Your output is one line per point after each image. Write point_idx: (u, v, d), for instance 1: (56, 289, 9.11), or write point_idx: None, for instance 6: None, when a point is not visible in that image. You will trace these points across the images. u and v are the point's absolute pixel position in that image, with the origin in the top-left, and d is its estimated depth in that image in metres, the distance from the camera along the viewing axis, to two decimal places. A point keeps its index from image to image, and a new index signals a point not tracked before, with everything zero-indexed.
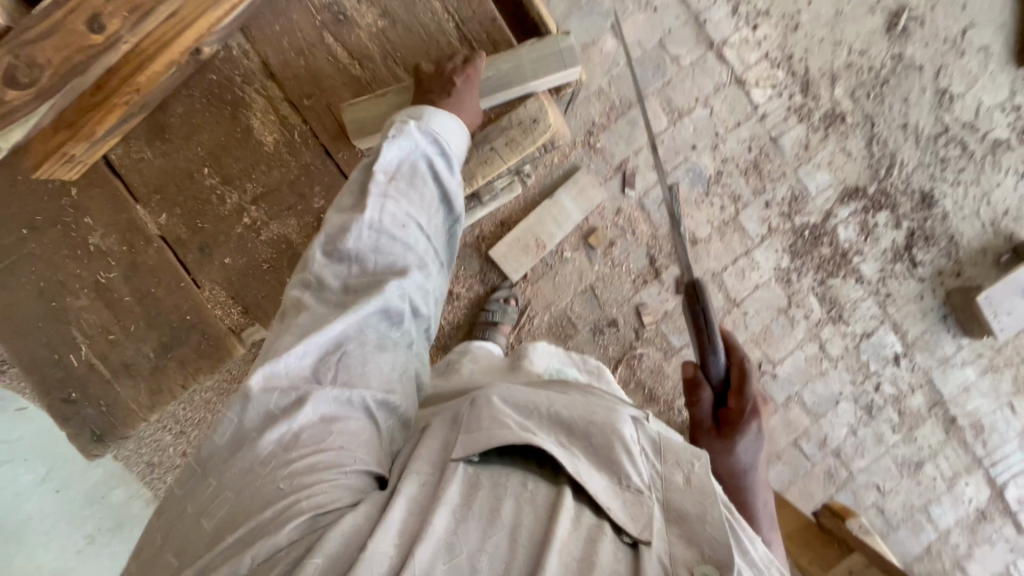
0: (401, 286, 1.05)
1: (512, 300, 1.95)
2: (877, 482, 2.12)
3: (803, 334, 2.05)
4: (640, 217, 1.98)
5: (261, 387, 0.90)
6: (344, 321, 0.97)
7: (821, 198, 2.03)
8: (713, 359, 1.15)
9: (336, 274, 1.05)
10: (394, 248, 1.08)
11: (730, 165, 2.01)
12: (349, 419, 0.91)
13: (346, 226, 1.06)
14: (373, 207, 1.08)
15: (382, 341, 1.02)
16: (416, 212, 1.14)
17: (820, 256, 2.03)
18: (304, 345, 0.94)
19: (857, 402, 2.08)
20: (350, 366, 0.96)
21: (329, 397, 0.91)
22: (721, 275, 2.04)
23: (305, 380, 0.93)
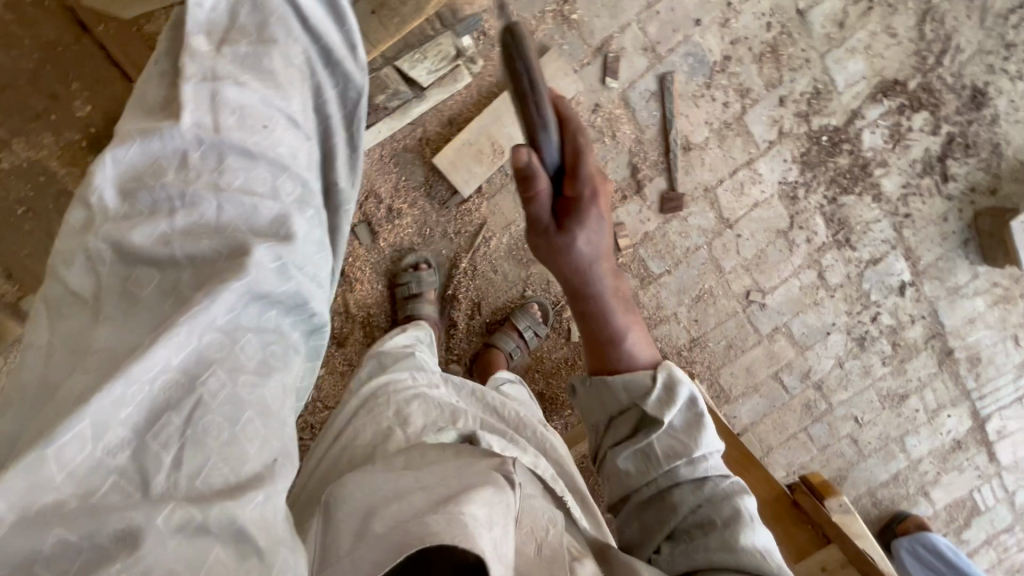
0: (281, 259, 0.47)
1: (424, 265, 1.62)
2: (856, 414, 1.98)
3: (801, 260, 1.78)
4: (623, 116, 1.60)
5: (6, 506, 0.33)
6: (187, 344, 0.41)
7: (849, 94, 1.65)
8: (539, 133, 0.70)
9: (147, 233, 0.46)
10: (255, 176, 0.50)
11: (742, 48, 1.59)
12: (215, 550, 0.36)
13: (147, 136, 0.49)
14: (196, 92, 0.51)
15: (270, 363, 0.45)
16: (284, 97, 0.54)
17: (836, 168, 1.69)
18: (111, 389, 0.38)
19: (849, 333, 1.87)
20: (205, 439, 0.39)
21: (177, 509, 0.36)
22: (716, 190, 1.69)
23: (121, 463, 0.37)
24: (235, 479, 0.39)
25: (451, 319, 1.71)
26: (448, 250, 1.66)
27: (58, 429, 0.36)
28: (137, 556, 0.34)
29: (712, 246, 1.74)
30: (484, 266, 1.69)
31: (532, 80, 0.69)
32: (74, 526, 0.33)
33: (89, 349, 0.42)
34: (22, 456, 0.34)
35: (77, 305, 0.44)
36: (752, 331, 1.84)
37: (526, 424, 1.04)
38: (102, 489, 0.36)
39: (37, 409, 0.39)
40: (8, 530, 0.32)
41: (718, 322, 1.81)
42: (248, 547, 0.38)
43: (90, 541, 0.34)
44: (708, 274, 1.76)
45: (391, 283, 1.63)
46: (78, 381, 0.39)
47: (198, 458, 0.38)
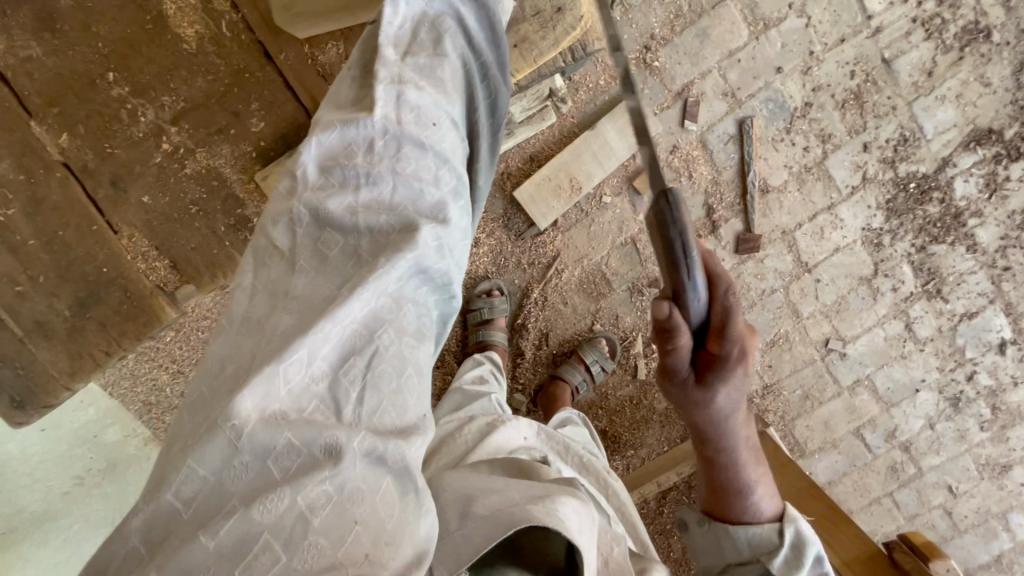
0: (439, 239, 0.65)
1: (496, 291, 1.68)
2: (950, 482, 1.81)
3: (887, 310, 1.70)
4: (700, 157, 1.63)
5: (254, 406, 0.51)
6: (369, 301, 0.59)
7: (939, 142, 1.61)
8: (688, 296, 0.70)
9: (339, 203, 0.64)
10: (422, 163, 0.68)
11: (824, 95, 1.60)
12: (385, 480, 0.52)
13: (346, 123, 0.68)
14: (386, 92, 0.70)
15: (422, 331, 0.63)
16: (447, 102, 0.74)
17: (925, 216, 1.63)
18: (320, 330, 0.56)
19: (941, 392, 1.75)
20: (379, 384, 0.56)
21: (367, 436, 0.53)
22: (794, 234, 1.67)
23: (320, 391, 0.55)
24: (398, 423, 0.56)
25: (519, 347, 1.74)
26: (521, 279, 1.71)
27: (286, 356, 0.54)
28: (339, 468, 0.50)
29: (790, 289, 1.70)
30: (554, 297, 1.72)
31: (687, 246, 0.67)
32: (297, 431, 0.51)
33: (288, 293, 0.61)
34: (264, 368, 0.53)
35: (276, 255, 0.63)
36: (831, 382, 1.76)
37: (590, 469, 1.04)
38: (309, 408, 0.54)
39: (251, 335, 0.59)
40: (256, 422, 0.51)
41: (793, 369, 1.74)
42: (408, 482, 0.54)
43: (308, 446, 0.51)
44: (784, 318, 1.71)
45: (465, 308, 1.69)
46: (286, 317, 0.58)
47: (375, 398, 0.56)
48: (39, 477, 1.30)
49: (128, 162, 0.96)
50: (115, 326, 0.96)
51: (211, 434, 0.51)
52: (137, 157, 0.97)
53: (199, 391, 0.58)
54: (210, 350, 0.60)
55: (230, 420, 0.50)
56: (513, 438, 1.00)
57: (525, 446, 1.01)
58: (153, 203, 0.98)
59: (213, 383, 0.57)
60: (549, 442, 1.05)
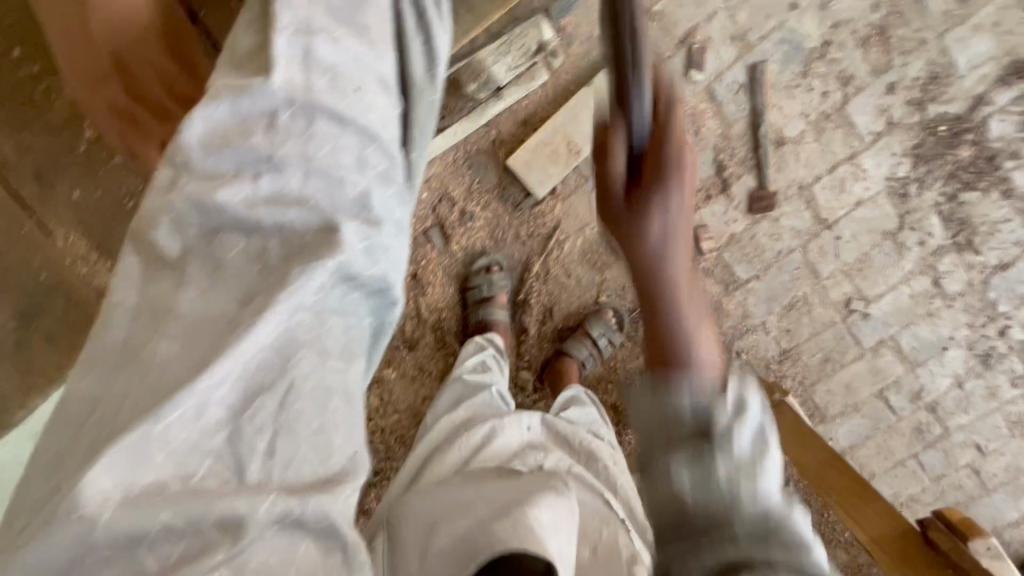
0: (368, 240, 0.57)
1: (496, 267, 1.59)
2: (979, 441, 1.74)
3: (913, 266, 1.59)
4: (708, 110, 1.50)
5: (115, 483, 0.42)
6: (281, 323, 0.51)
7: (973, 77, 1.46)
8: (631, 107, 0.60)
9: (233, 196, 0.53)
10: (341, 145, 0.57)
11: (845, 32, 1.45)
12: (304, 543, 0.47)
13: (239, 92, 0.55)
14: (291, 46, 0.56)
15: (350, 350, 0.57)
16: (375, 60, 0.62)
17: (956, 161, 1.50)
18: (211, 370, 0.47)
19: (971, 349, 1.65)
20: (296, 426, 0.50)
21: (277, 500, 0.46)
22: (813, 188, 1.55)
23: (216, 446, 0.47)
24: (322, 471, 0.51)
25: (522, 324, 1.66)
26: (521, 253, 1.62)
27: (162, 411, 0.46)
28: (239, 546, 0.44)
29: (807, 248, 1.59)
30: (558, 270, 1.63)
31: (639, 47, 0.56)
32: (176, 511, 0.43)
33: (172, 315, 0.51)
34: (136, 428, 0.44)
35: (160, 265, 0.53)
36: (852, 344, 1.67)
37: (594, 459, 0.96)
38: (200, 470, 0.46)
39: (123, 372, 0.49)
40: (118, 504, 0.42)
41: (813, 333, 1.65)
42: (333, 541, 0.49)
43: (194, 525, 0.43)
44: (802, 279, 1.61)
45: (463, 286, 1.61)
46: (165, 348, 0.49)
47: (290, 446, 0.50)
48: None
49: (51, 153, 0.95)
50: (62, 336, 1.00)
51: (50, 524, 0.41)
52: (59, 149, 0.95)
53: (55, 449, 0.48)
54: (74, 386, 0.50)
55: (75, 511, 0.41)
56: (511, 439, 0.96)
57: (526, 442, 0.97)
58: (84, 198, 0.98)
59: (75, 438, 0.47)
60: (552, 434, 0.99)
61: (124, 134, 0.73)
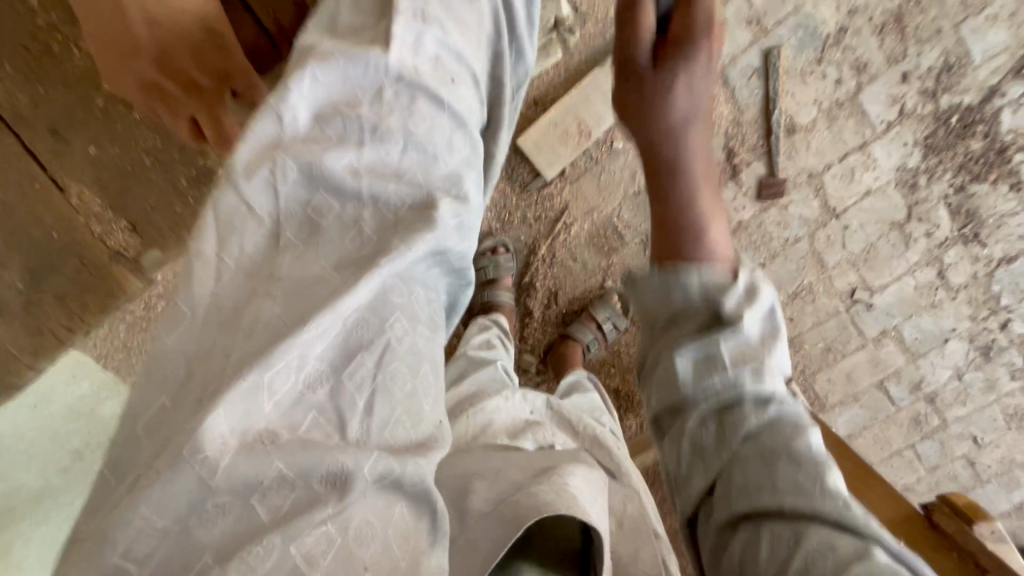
0: (458, 218, 0.62)
1: (503, 249, 1.58)
2: (975, 432, 1.76)
3: (918, 257, 1.59)
4: (721, 95, 1.49)
5: (228, 428, 0.44)
6: (378, 284, 0.55)
7: (987, 68, 1.45)
8: (697, 269, 0.65)
9: (342, 161, 0.58)
10: (436, 124, 0.65)
11: (861, 19, 1.44)
12: (399, 506, 0.50)
13: (350, 59, 0.61)
14: (407, 28, 0.64)
15: (432, 318, 0.61)
16: (470, 56, 0.70)
17: (966, 152, 1.50)
18: (317, 321, 0.50)
19: (972, 342, 1.66)
20: (389, 384, 0.53)
21: (381, 459, 0.49)
22: (822, 177, 1.55)
23: (316, 400, 0.50)
24: (411, 433, 0.53)
25: (527, 307, 1.66)
26: (527, 236, 1.61)
27: (273, 360, 0.48)
28: (349, 501, 0.46)
29: (815, 237, 1.59)
30: (563, 253, 1.62)
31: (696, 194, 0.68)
32: (291, 461, 0.45)
33: (274, 277, 0.53)
34: (245, 379, 0.46)
35: (250, 220, 0.54)
36: (855, 334, 1.67)
37: (599, 440, 0.98)
38: (304, 424, 0.48)
39: (226, 330, 0.51)
40: (235, 453, 0.44)
41: (816, 322, 1.66)
42: (422, 507, 0.51)
43: (305, 478, 0.46)
44: (809, 269, 1.62)
45: None
46: (267, 308, 0.51)
47: (386, 407, 0.52)
48: (34, 456, 1.22)
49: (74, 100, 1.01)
50: (73, 298, 1.12)
51: (172, 469, 0.42)
52: (78, 101, 1.01)
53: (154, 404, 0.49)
54: (163, 344, 0.51)
55: (200, 453, 0.43)
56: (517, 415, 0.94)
57: (527, 421, 0.93)
58: (99, 155, 1.05)
59: (182, 392, 0.49)
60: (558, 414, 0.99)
61: (151, 105, 0.80)
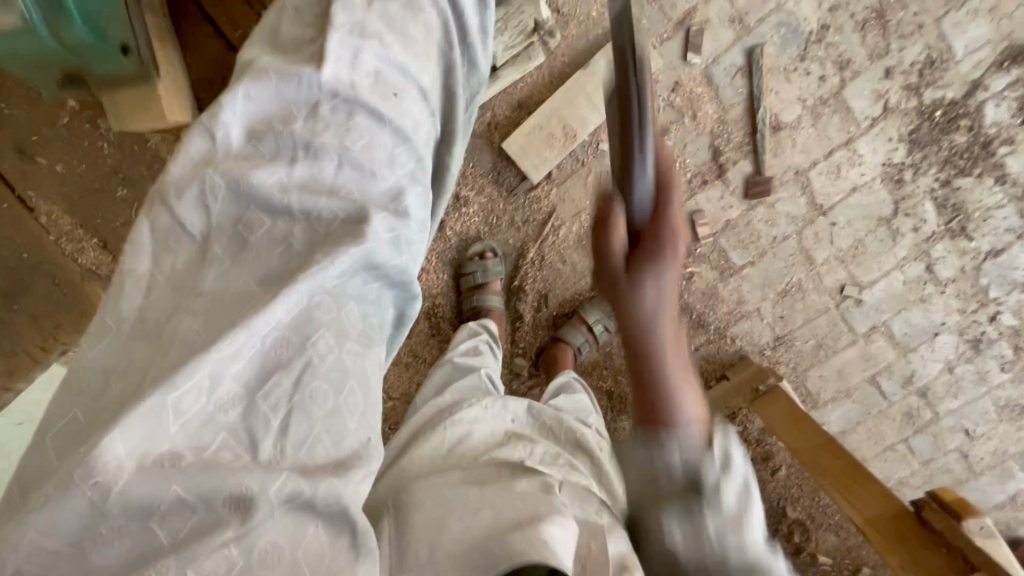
0: (393, 232, 0.64)
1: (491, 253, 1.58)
2: (968, 425, 1.76)
3: (906, 252, 1.60)
4: (705, 94, 1.49)
5: (130, 450, 0.46)
6: (300, 297, 0.56)
7: (969, 63, 1.45)
8: (635, 173, 0.64)
9: (272, 175, 0.60)
10: (375, 138, 0.66)
11: (843, 15, 1.44)
12: (312, 528, 0.51)
13: (285, 76, 0.64)
14: (342, 43, 0.65)
15: (367, 335, 0.62)
16: (417, 69, 0.71)
17: (951, 147, 1.50)
18: (230, 340, 0.51)
19: (962, 335, 1.66)
20: (314, 397, 0.55)
21: (289, 480, 0.50)
22: (808, 174, 1.55)
23: (230, 420, 0.51)
24: (334, 454, 0.55)
25: (517, 311, 1.65)
26: (516, 239, 1.60)
27: (178, 381, 0.49)
28: (248, 525, 0.47)
29: (803, 234, 1.59)
30: (552, 257, 1.62)
31: (643, 116, 0.63)
32: (187, 484, 0.46)
33: (194, 292, 0.55)
34: (149, 398, 0.48)
35: (184, 238, 0.58)
36: (846, 330, 1.67)
37: (583, 452, 0.94)
38: (211, 444, 0.49)
39: (146, 343, 0.53)
40: (132, 473, 0.45)
41: (806, 319, 1.66)
42: (342, 525, 0.53)
43: (203, 501, 0.47)
44: (797, 266, 1.62)
45: (457, 273, 1.60)
46: (186, 325, 0.53)
47: (304, 426, 0.54)
48: None
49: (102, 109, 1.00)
50: (47, 317, 1.16)
51: (63, 492, 0.44)
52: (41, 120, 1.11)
53: (74, 419, 0.50)
54: (84, 358, 0.53)
55: (91, 478, 0.44)
56: (496, 427, 0.94)
57: (507, 432, 0.93)
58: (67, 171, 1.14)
59: (93, 408, 0.50)
60: (540, 424, 0.98)
61: None
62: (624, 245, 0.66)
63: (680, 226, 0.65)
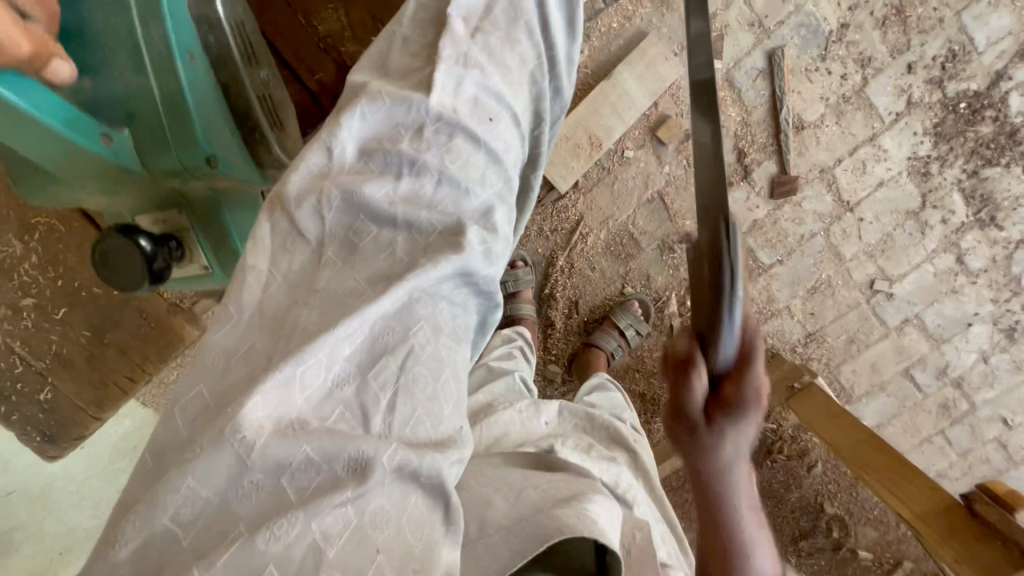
0: (485, 244, 0.67)
1: (521, 262, 1.60)
2: (1005, 415, 1.75)
3: (936, 244, 1.60)
4: (727, 97, 1.51)
5: (266, 415, 0.49)
6: (404, 296, 0.59)
7: (992, 54, 1.46)
8: (719, 330, 0.60)
9: (381, 191, 0.64)
10: (471, 159, 0.70)
11: (862, 14, 1.46)
12: (413, 497, 0.51)
13: (398, 101, 0.70)
14: (448, 74, 0.72)
15: (458, 332, 0.63)
16: (509, 96, 0.76)
17: (977, 138, 1.50)
18: (345, 326, 0.54)
19: (996, 324, 1.66)
20: (417, 379, 0.56)
21: (398, 450, 0.51)
22: (834, 171, 1.56)
23: (346, 395, 0.53)
24: (434, 434, 0.55)
25: (549, 319, 1.68)
26: (545, 248, 1.64)
27: (304, 354, 0.52)
28: (365, 485, 0.49)
29: (830, 232, 1.60)
30: (582, 264, 1.65)
31: (732, 276, 0.60)
32: (315, 444, 0.49)
33: (313, 288, 0.58)
34: (278, 372, 0.51)
35: (298, 240, 0.61)
36: (877, 324, 1.68)
37: (618, 441, 0.98)
38: (332, 415, 0.52)
39: (270, 335, 0.55)
40: (269, 434, 0.48)
41: (837, 315, 1.67)
42: (438, 497, 0.53)
43: (329, 461, 0.49)
44: (826, 263, 1.62)
45: None
46: (306, 315, 0.56)
47: (409, 407, 0.55)
48: (86, 496, 1.24)
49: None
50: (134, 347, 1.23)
51: (215, 446, 0.47)
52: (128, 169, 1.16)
53: (200, 396, 0.52)
54: (208, 342, 0.55)
55: (239, 432, 0.47)
56: (533, 426, 0.96)
57: (543, 431, 0.95)
58: None
59: (222, 387, 0.52)
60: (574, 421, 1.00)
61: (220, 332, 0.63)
62: (704, 393, 0.62)
63: (760, 391, 0.61)
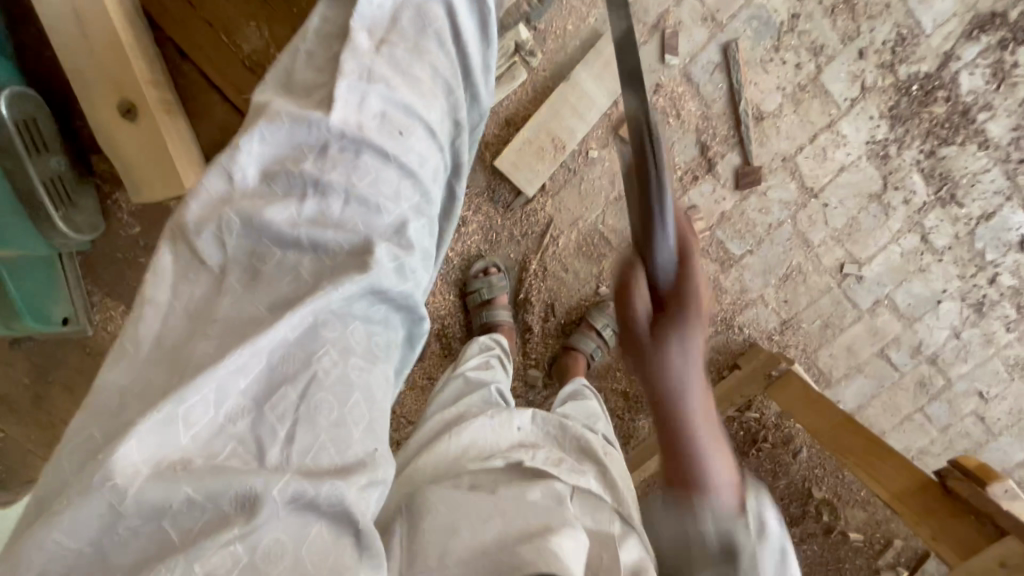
0: (397, 261, 0.70)
1: (493, 270, 1.61)
2: (981, 388, 1.78)
3: (900, 225, 1.62)
4: (686, 93, 1.52)
5: (144, 459, 0.51)
6: (306, 321, 0.63)
7: (940, 36, 1.49)
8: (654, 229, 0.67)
9: (283, 214, 0.67)
10: (381, 175, 0.73)
11: (811, 3, 1.48)
12: (315, 526, 0.55)
13: (297, 122, 0.71)
14: (350, 89, 0.73)
15: (373, 352, 0.68)
16: (422, 107, 0.79)
17: (931, 118, 1.53)
18: (234, 358, 0.57)
19: (964, 299, 1.68)
20: (315, 407, 0.60)
21: (291, 482, 0.54)
22: (795, 159, 1.58)
23: (240, 429, 0.57)
24: (338, 460, 0.60)
25: (526, 323, 1.68)
26: (517, 253, 1.63)
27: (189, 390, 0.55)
28: (253, 523, 0.52)
29: (797, 219, 1.62)
30: (554, 266, 1.64)
31: (657, 166, 0.67)
32: (197, 486, 0.52)
33: (209, 321, 0.61)
34: (159, 412, 0.53)
35: (200, 269, 0.64)
36: (850, 307, 1.70)
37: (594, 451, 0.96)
38: (223, 451, 0.55)
39: (160, 370, 0.58)
40: (146, 477, 0.51)
41: (810, 300, 1.68)
42: (345, 525, 0.56)
43: (214, 501, 0.52)
44: (795, 250, 1.64)
45: (463, 292, 1.63)
46: (200, 350, 0.58)
47: (310, 435, 0.59)
48: None
49: (119, 146, 1.09)
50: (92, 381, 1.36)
51: (87, 494, 0.49)
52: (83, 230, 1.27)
53: (87, 436, 0.55)
54: (101, 380, 0.57)
55: (110, 480, 0.49)
56: (501, 438, 0.95)
57: (509, 442, 0.94)
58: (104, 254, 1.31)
59: (104, 426, 0.55)
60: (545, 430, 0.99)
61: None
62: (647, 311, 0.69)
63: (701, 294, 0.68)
